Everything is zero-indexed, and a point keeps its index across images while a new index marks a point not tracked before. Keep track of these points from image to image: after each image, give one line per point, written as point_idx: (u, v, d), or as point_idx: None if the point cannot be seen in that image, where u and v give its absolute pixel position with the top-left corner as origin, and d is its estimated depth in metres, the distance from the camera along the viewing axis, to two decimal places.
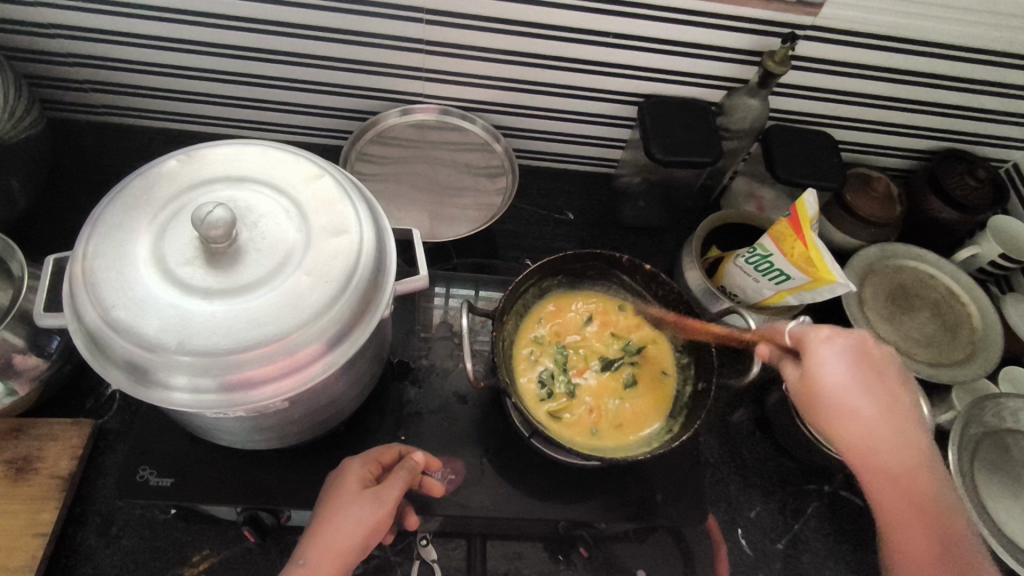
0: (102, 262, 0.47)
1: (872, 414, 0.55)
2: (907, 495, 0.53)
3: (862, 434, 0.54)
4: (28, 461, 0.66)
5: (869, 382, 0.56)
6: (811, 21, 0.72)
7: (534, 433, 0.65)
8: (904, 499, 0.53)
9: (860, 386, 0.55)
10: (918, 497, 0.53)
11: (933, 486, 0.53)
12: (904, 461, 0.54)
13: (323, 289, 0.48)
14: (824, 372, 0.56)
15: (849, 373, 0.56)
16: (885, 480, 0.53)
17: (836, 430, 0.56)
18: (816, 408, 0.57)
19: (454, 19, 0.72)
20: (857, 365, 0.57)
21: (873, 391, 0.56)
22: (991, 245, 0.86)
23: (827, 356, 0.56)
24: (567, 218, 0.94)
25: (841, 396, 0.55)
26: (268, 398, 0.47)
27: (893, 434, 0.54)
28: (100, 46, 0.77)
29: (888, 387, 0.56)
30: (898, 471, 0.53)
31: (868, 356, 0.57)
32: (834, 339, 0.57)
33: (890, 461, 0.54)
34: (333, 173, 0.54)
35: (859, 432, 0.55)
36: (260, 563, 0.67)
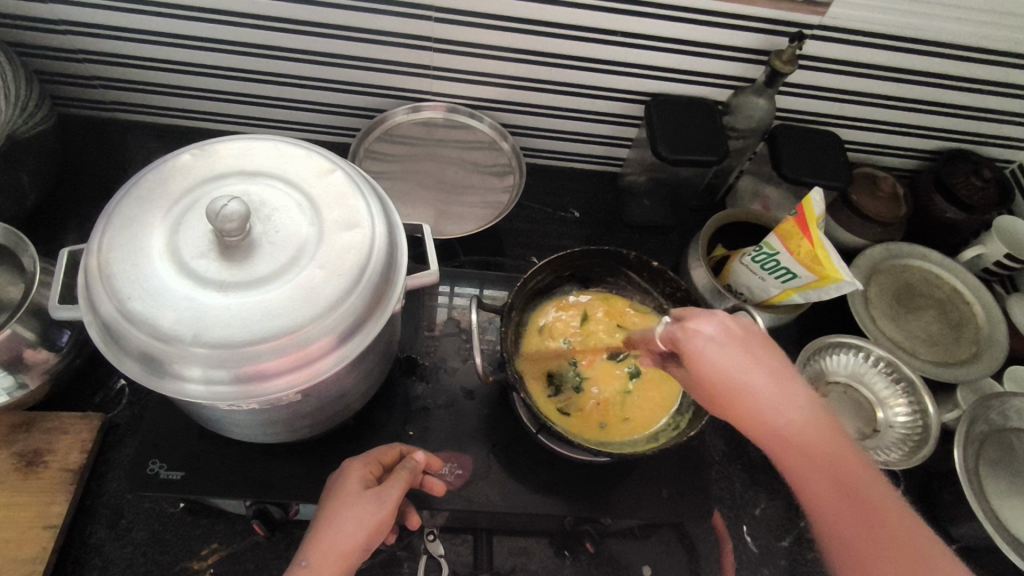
0: (118, 254, 0.47)
1: (757, 385, 0.52)
2: (812, 462, 0.49)
3: (757, 412, 0.51)
4: (37, 454, 0.66)
5: (728, 354, 0.53)
6: (818, 21, 0.72)
7: (541, 429, 0.66)
8: (811, 466, 0.49)
9: (745, 364, 0.52)
10: (828, 462, 0.49)
11: (844, 454, 0.49)
12: (798, 423, 0.50)
13: (336, 283, 0.49)
14: (708, 361, 0.53)
15: (726, 354, 0.53)
16: (791, 451, 0.50)
17: (731, 416, 0.53)
18: (713, 401, 0.53)
19: (462, 16, 0.73)
20: (728, 344, 0.54)
21: (747, 363, 0.53)
22: (996, 245, 0.86)
23: (702, 349, 0.54)
24: (573, 216, 0.94)
25: (723, 382, 0.52)
26: (280, 390, 0.48)
27: (783, 399, 0.51)
28: (110, 43, 0.78)
29: (758, 354, 0.53)
30: (796, 437, 0.50)
31: (733, 331, 0.54)
32: (709, 320, 0.55)
33: (784, 424, 0.50)
34: (346, 168, 0.55)
35: (754, 411, 0.51)
36: (268, 557, 0.68)
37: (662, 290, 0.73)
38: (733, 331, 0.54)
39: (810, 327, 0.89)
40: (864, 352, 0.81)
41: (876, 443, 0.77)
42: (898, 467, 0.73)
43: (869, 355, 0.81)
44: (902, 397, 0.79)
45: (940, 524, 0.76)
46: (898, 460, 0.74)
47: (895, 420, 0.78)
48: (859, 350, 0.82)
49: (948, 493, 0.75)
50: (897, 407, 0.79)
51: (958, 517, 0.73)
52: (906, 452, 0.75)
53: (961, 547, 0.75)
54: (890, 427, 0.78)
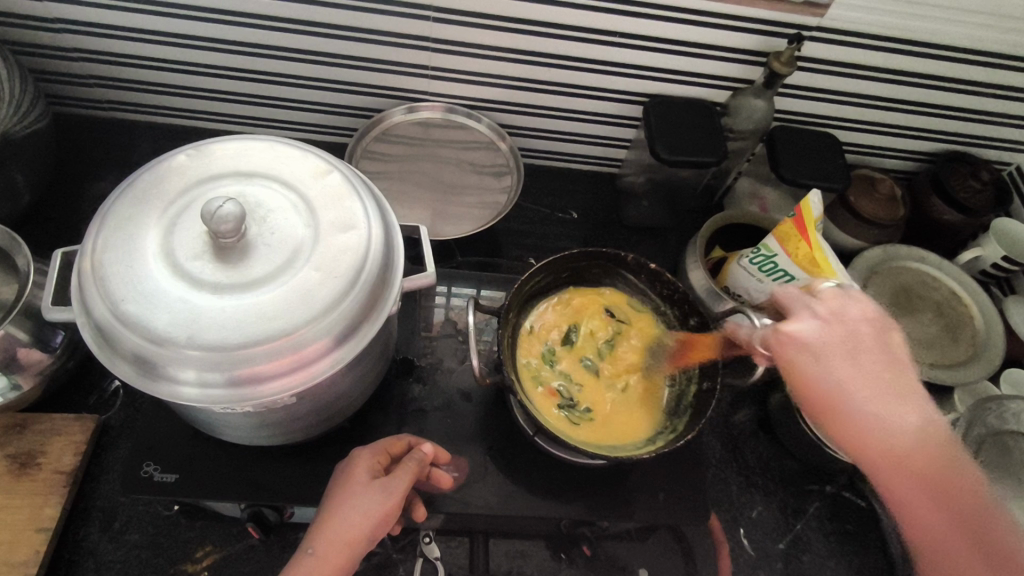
0: (112, 256, 0.47)
1: (866, 395, 0.49)
2: (919, 481, 0.46)
3: (857, 418, 0.49)
4: (31, 456, 0.66)
5: (859, 365, 0.51)
6: (816, 23, 0.72)
7: (538, 431, 0.65)
8: (920, 485, 0.47)
9: (849, 369, 0.50)
10: (937, 476, 0.46)
11: (944, 465, 0.47)
12: (922, 446, 0.47)
13: (332, 285, 0.48)
14: (804, 363, 0.52)
15: (835, 357, 0.51)
16: (902, 470, 0.47)
17: (833, 423, 0.50)
18: (813, 404, 0.51)
19: (460, 16, 0.72)
20: (829, 337, 0.52)
21: (857, 370, 0.50)
22: (993, 247, 0.86)
23: (800, 343, 0.53)
24: (571, 217, 0.94)
25: (818, 386, 0.51)
26: (275, 394, 0.47)
27: (898, 416, 0.48)
28: (106, 41, 0.77)
29: (865, 361, 0.51)
30: (909, 456, 0.47)
31: (835, 333, 0.52)
32: (802, 322, 0.54)
33: (908, 445, 0.47)
34: (342, 169, 0.54)
35: (859, 424, 0.48)
36: (263, 559, 0.67)
37: (660, 293, 0.73)
38: (834, 328, 0.53)
39: None
40: None
41: None
42: None
43: None
44: None
45: None
46: None
47: None
48: None
49: None
50: None
51: None
52: None
53: None
54: None
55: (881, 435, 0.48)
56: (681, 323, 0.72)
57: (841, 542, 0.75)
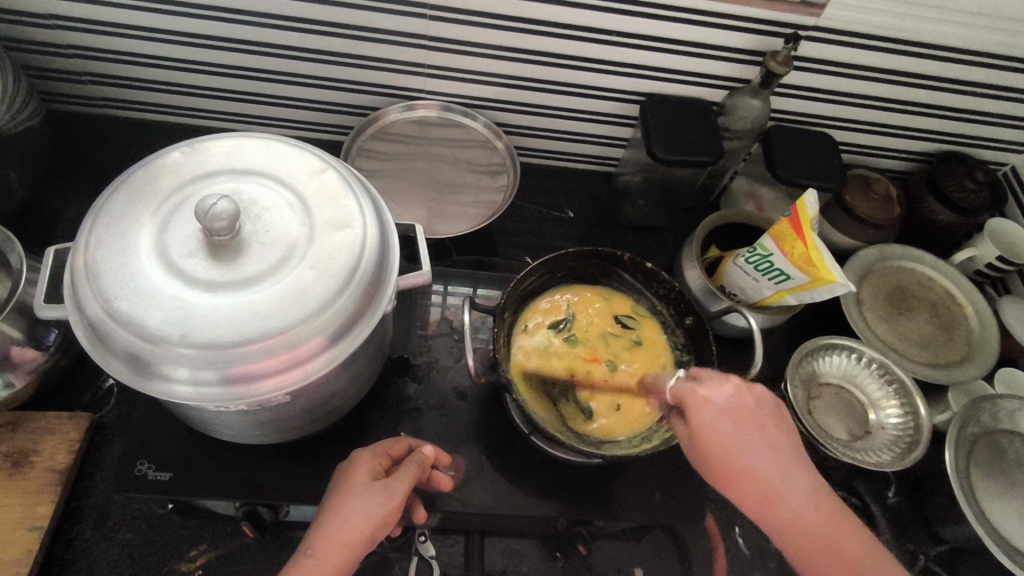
0: (105, 253, 0.47)
1: (766, 466, 0.54)
2: (815, 543, 0.53)
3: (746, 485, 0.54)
4: (24, 454, 0.65)
5: (755, 442, 0.55)
6: (813, 23, 0.72)
7: (534, 430, 0.65)
8: (805, 538, 0.53)
9: (754, 446, 0.55)
10: (828, 541, 0.53)
11: (841, 528, 0.54)
12: (800, 504, 0.54)
13: (327, 283, 0.48)
14: (716, 431, 0.55)
15: (741, 431, 0.55)
16: (793, 531, 0.54)
17: (736, 491, 0.55)
18: (713, 477, 0.55)
19: (455, 15, 0.72)
20: (733, 419, 0.55)
21: (760, 441, 0.55)
22: (988, 247, 0.87)
23: (709, 420, 0.55)
24: (567, 216, 0.94)
25: (729, 461, 0.54)
26: (269, 392, 0.47)
27: (786, 481, 0.55)
28: (101, 38, 0.77)
29: (768, 432, 0.56)
30: (802, 519, 0.54)
31: (744, 402, 0.57)
32: (715, 391, 0.57)
33: (796, 508, 0.54)
34: (337, 167, 0.54)
35: (758, 492, 0.54)
36: (257, 558, 0.67)
37: (656, 292, 0.73)
38: (741, 401, 0.57)
39: (803, 328, 0.89)
40: (857, 353, 0.81)
41: (867, 445, 0.77)
42: (889, 468, 0.73)
43: (862, 356, 0.81)
44: (895, 399, 0.79)
45: (930, 526, 0.76)
46: (890, 462, 0.73)
47: (887, 422, 0.78)
48: (852, 352, 0.82)
49: (939, 496, 0.75)
50: (889, 408, 0.79)
51: (949, 519, 0.74)
52: (898, 453, 0.75)
53: (951, 549, 0.75)
54: (882, 428, 0.78)
55: (773, 498, 0.54)
56: (677, 322, 0.72)
57: None
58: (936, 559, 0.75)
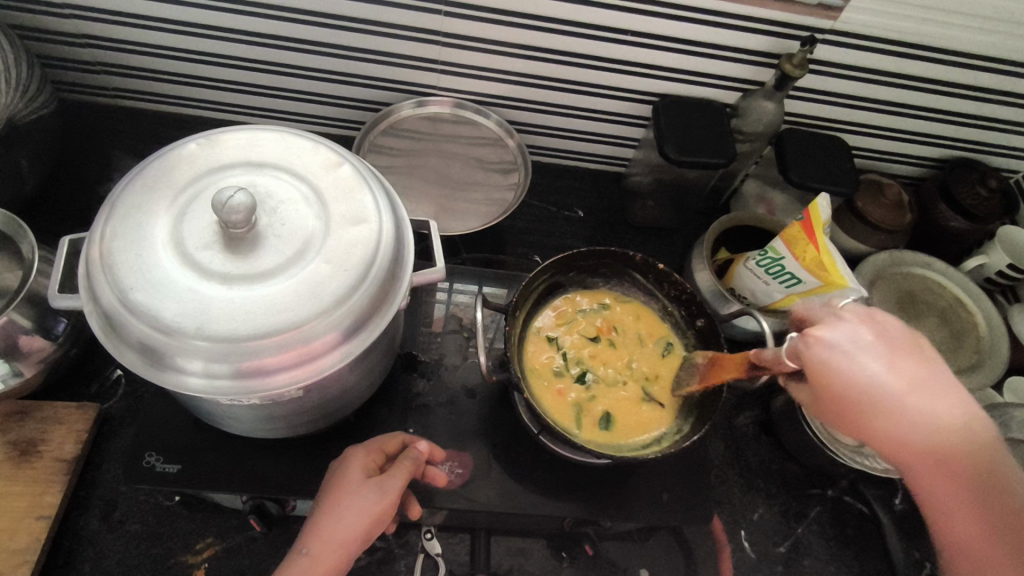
0: (121, 243, 0.47)
1: (905, 398, 0.46)
2: (981, 495, 0.44)
3: (890, 427, 0.46)
4: (32, 444, 0.65)
5: (907, 371, 0.47)
6: (830, 26, 0.72)
7: (543, 430, 0.65)
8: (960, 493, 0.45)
9: (883, 370, 0.47)
10: (965, 475, 0.45)
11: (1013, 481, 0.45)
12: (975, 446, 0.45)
13: (342, 278, 0.48)
14: (834, 360, 0.48)
15: (869, 359, 0.48)
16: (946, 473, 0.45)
17: (850, 409, 0.47)
18: (859, 412, 0.47)
19: (471, 11, 0.72)
20: (874, 342, 0.49)
21: (911, 376, 0.47)
22: (999, 255, 0.87)
23: (827, 349, 0.48)
24: (577, 216, 0.94)
25: (872, 398, 0.46)
26: (282, 386, 0.47)
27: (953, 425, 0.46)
28: (114, 28, 0.76)
29: (922, 366, 0.48)
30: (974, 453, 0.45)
31: (866, 333, 0.49)
32: (834, 328, 0.49)
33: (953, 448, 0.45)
34: (353, 161, 0.54)
35: (883, 411, 0.46)
36: (263, 552, 0.67)
37: (667, 293, 0.73)
38: (868, 331, 0.49)
39: None
40: None
41: None
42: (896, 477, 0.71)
43: None
44: None
45: None
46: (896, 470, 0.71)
47: None
48: None
49: None
50: None
51: None
52: None
53: None
54: None
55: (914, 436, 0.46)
56: (688, 324, 0.72)
57: (841, 546, 0.75)
58: None
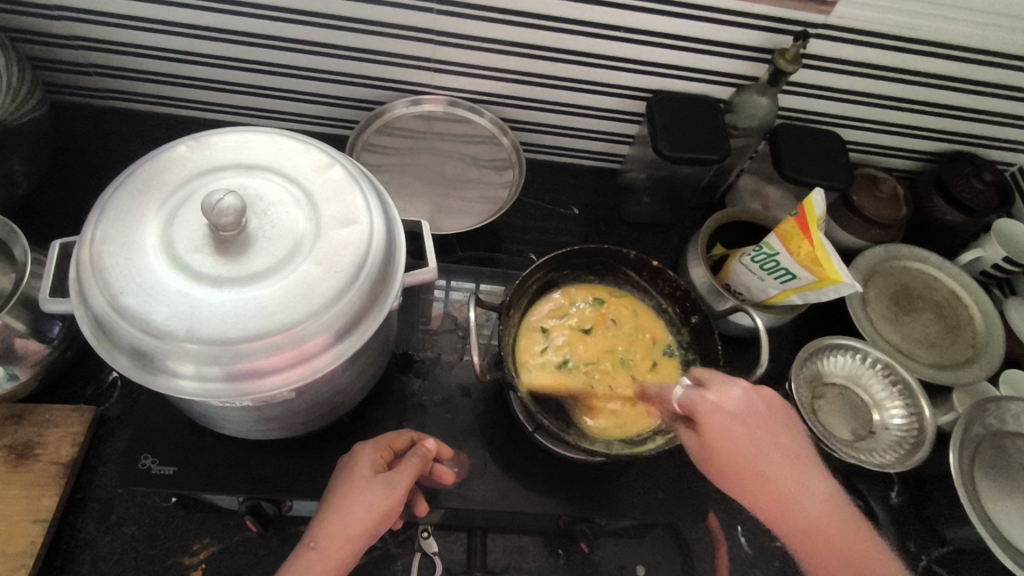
0: (110, 247, 0.47)
1: (773, 471, 0.58)
2: (838, 549, 0.57)
3: (773, 491, 0.57)
4: (28, 447, 0.65)
5: (765, 443, 0.59)
6: (823, 20, 0.71)
7: (538, 428, 0.65)
8: (826, 550, 0.57)
9: (767, 441, 0.59)
10: (837, 550, 0.57)
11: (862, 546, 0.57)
12: (825, 509, 0.58)
13: (333, 279, 0.48)
14: (728, 434, 0.58)
15: (743, 432, 0.58)
16: (808, 536, 0.57)
17: (736, 483, 0.58)
18: (727, 476, 0.58)
19: (463, 9, 0.72)
20: (745, 420, 0.59)
21: (771, 447, 0.59)
22: (994, 248, 0.86)
23: (722, 425, 0.58)
24: (572, 213, 0.94)
25: (749, 471, 0.57)
26: (275, 388, 0.47)
27: (799, 489, 0.58)
28: (106, 30, 0.76)
29: (774, 432, 0.60)
30: (831, 514, 0.58)
31: (753, 405, 0.60)
32: (727, 393, 0.60)
33: (812, 512, 0.58)
34: (343, 162, 0.54)
35: (772, 490, 0.57)
36: (260, 553, 0.67)
37: (661, 290, 0.73)
38: (749, 407, 0.60)
39: (807, 328, 0.89)
40: (862, 353, 0.81)
41: (869, 445, 0.76)
42: (891, 470, 0.73)
43: (867, 356, 0.81)
44: (899, 400, 0.78)
45: (933, 527, 0.76)
46: (892, 463, 0.73)
47: (890, 423, 0.78)
48: (858, 353, 0.81)
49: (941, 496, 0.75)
50: (894, 408, 0.78)
51: None
52: (901, 455, 0.75)
53: (953, 550, 0.75)
54: (885, 430, 0.78)
55: (790, 500, 0.57)
56: (682, 320, 0.72)
57: None
58: (938, 560, 0.75)
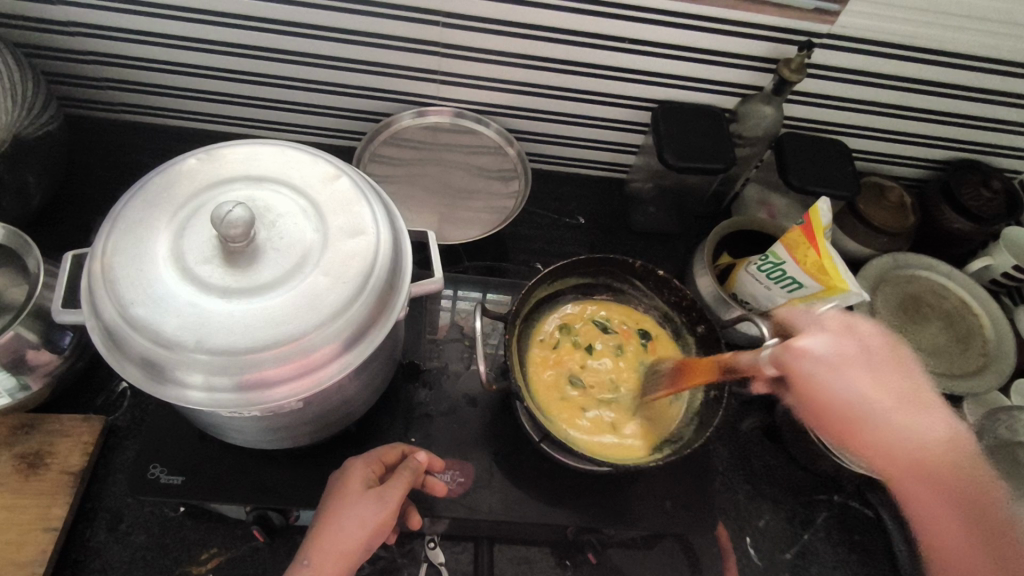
0: (121, 259, 0.47)
1: (888, 413, 0.56)
2: (920, 478, 0.54)
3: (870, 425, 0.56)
4: (38, 456, 0.66)
5: (854, 375, 0.58)
6: (827, 30, 0.72)
7: (544, 438, 0.65)
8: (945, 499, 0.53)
9: (867, 384, 0.57)
10: (941, 480, 0.53)
11: (978, 479, 0.54)
12: (941, 451, 0.55)
13: (340, 290, 0.48)
14: (820, 378, 0.58)
15: (839, 371, 0.58)
16: (905, 468, 0.55)
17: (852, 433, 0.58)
18: (845, 417, 0.58)
19: (469, 21, 0.72)
20: (841, 362, 0.58)
21: (881, 391, 0.58)
22: (1003, 256, 0.86)
23: (809, 367, 0.58)
24: (578, 222, 0.94)
25: (851, 407, 0.57)
26: (283, 398, 0.47)
27: (914, 423, 0.56)
28: (119, 44, 0.77)
29: (893, 378, 0.59)
30: (921, 459, 0.55)
31: (849, 346, 0.59)
32: (809, 340, 0.59)
33: (926, 454, 0.55)
34: (350, 173, 0.54)
35: (879, 432, 0.56)
36: (267, 563, 0.67)
37: (666, 300, 0.73)
38: (843, 349, 0.59)
39: None
40: None
41: None
42: None
43: None
44: None
45: None
46: None
47: None
48: None
49: None
50: None
51: None
52: None
53: None
54: None
55: (887, 437, 0.56)
56: (688, 328, 0.72)
57: (848, 552, 0.75)
58: None
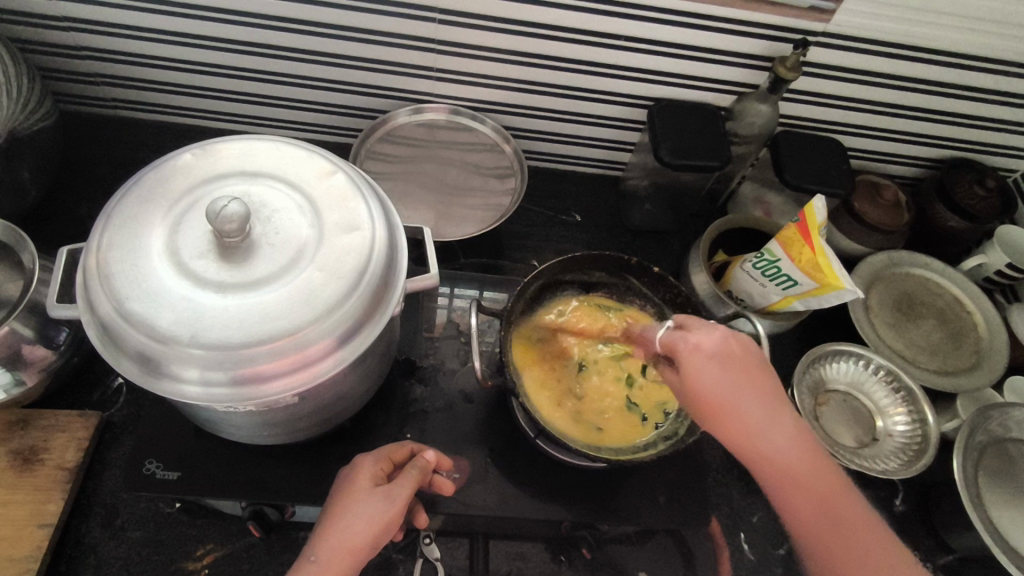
0: (117, 254, 0.47)
1: (740, 403, 0.53)
2: (803, 489, 0.52)
3: (747, 413, 0.53)
4: (34, 452, 0.66)
5: (744, 384, 0.54)
6: (822, 29, 0.72)
7: (539, 434, 0.65)
8: (802, 492, 0.52)
9: (731, 382, 0.53)
10: (803, 483, 0.53)
11: (832, 481, 0.53)
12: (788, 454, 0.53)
13: (336, 285, 0.48)
14: (699, 375, 0.54)
15: (721, 375, 0.53)
16: (774, 472, 0.53)
17: (713, 425, 0.54)
18: (705, 412, 0.54)
19: (465, 19, 0.73)
20: (729, 368, 0.54)
21: (736, 384, 0.53)
22: (997, 254, 0.86)
23: (697, 366, 0.54)
24: (574, 219, 0.94)
25: (715, 404, 0.53)
26: (278, 393, 0.47)
27: (769, 423, 0.53)
28: (114, 40, 0.77)
29: (755, 379, 0.54)
30: (794, 462, 0.53)
31: (733, 350, 0.55)
32: (706, 334, 0.56)
33: (789, 461, 0.53)
34: (347, 169, 0.54)
35: (739, 426, 0.53)
36: (262, 558, 0.67)
37: (662, 296, 0.73)
38: (732, 349, 0.55)
39: (810, 334, 0.89)
40: (864, 360, 0.81)
41: (873, 452, 0.76)
42: (896, 475, 0.73)
43: (870, 363, 0.81)
44: (902, 406, 0.78)
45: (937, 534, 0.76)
46: (897, 469, 0.73)
47: (894, 429, 0.78)
48: (860, 359, 0.81)
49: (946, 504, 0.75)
50: (896, 416, 0.78)
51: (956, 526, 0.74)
52: (906, 460, 0.75)
53: (958, 557, 0.75)
54: (888, 436, 0.78)
55: (751, 437, 0.53)
56: None
57: None
58: (942, 568, 0.74)
